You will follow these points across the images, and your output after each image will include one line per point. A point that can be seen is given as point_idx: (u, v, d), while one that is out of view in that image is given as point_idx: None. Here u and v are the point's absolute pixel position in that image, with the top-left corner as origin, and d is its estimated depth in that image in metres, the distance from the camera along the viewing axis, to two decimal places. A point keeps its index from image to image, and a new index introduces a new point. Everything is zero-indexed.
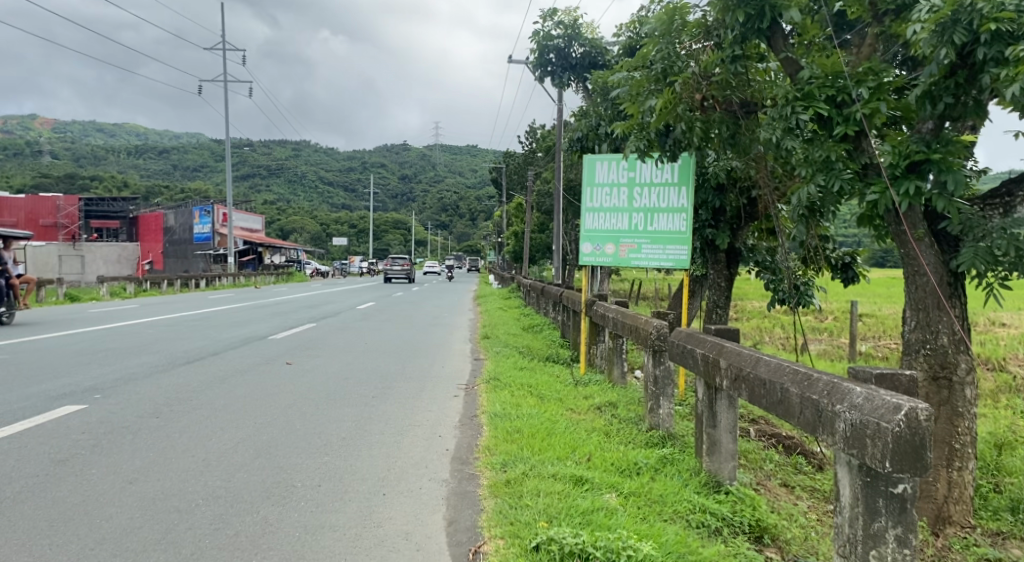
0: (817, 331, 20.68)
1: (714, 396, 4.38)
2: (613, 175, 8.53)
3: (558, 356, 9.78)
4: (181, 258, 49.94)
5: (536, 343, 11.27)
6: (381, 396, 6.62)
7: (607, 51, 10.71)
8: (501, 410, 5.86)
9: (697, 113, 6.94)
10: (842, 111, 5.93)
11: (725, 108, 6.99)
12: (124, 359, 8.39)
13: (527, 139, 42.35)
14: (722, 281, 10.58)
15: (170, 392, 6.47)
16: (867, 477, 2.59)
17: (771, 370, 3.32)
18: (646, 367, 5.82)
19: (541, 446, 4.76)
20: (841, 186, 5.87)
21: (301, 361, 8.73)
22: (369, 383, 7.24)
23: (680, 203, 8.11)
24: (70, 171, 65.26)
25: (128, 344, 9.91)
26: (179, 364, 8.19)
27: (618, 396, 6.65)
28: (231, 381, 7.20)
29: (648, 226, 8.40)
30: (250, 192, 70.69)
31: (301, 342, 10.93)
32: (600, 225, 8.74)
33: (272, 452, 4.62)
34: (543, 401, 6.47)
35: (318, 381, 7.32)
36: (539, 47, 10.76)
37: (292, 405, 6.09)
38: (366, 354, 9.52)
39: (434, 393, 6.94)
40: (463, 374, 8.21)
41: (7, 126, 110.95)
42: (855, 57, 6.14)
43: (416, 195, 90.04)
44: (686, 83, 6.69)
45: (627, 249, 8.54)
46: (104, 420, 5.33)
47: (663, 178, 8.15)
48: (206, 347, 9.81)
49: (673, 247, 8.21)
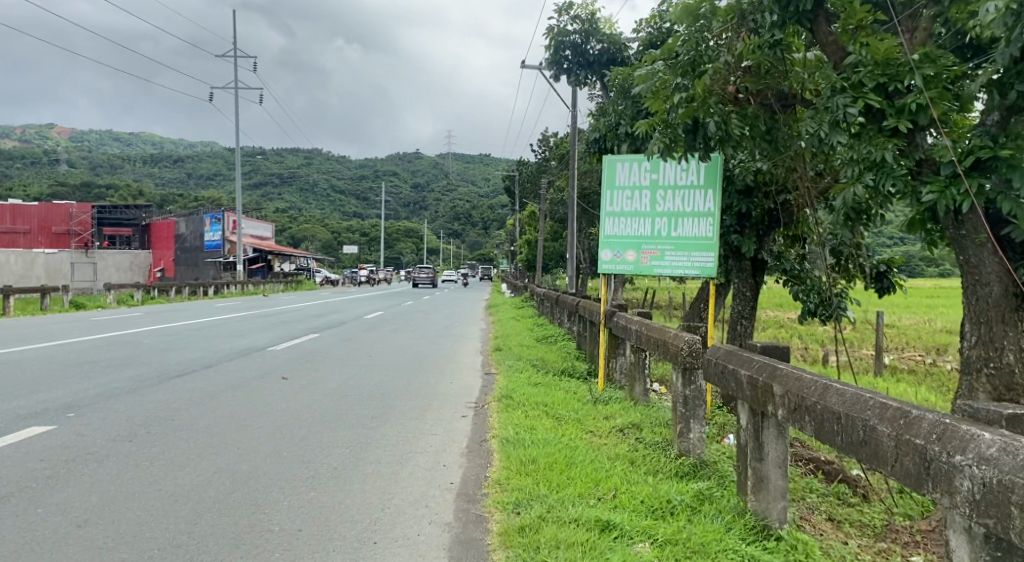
0: (839, 343, 20.00)
1: (761, 424, 3.75)
2: (634, 177, 7.94)
3: (574, 371, 9.15)
4: (192, 266, 49.79)
5: (550, 355, 10.66)
6: (381, 417, 6.05)
7: (626, 47, 10.15)
8: (512, 435, 5.25)
9: (730, 106, 6.33)
10: (894, 102, 5.34)
11: (759, 101, 6.41)
12: (110, 373, 7.88)
13: (540, 147, 41.96)
14: (747, 291, 9.80)
15: (152, 411, 5.93)
16: (998, 553, 2.01)
17: (846, 403, 2.72)
18: (674, 388, 5.21)
19: (559, 482, 4.16)
20: (894, 185, 5.26)
21: (298, 376, 8.19)
22: (370, 401, 6.69)
23: (706, 207, 7.49)
24: (85, 179, 65.48)
25: (120, 355, 9.39)
26: (168, 378, 7.67)
27: (642, 417, 6.03)
28: (220, 398, 6.66)
29: (672, 232, 7.79)
30: (263, 199, 70.65)
31: (302, 354, 10.39)
32: (621, 231, 8.15)
33: (249, 488, 4.06)
34: (560, 423, 5.85)
35: (314, 399, 6.77)
36: (554, 44, 10.08)
37: (282, 427, 5.54)
38: (369, 368, 8.98)
39: (439, 412, 6.36)
40: (471, 390, 7.64)
41: (23, 135, 112.45)
42: (909, 41, 5.54)
43: (427, 204, 89.81)
44: (718, 73, 6.08)
45: (649, 256, 7.96)
46: (70, 444, 4.80)
47: (688, 180, 7.55)
48: (202, 360, 9.31)
49: (699, 255, 7.58)
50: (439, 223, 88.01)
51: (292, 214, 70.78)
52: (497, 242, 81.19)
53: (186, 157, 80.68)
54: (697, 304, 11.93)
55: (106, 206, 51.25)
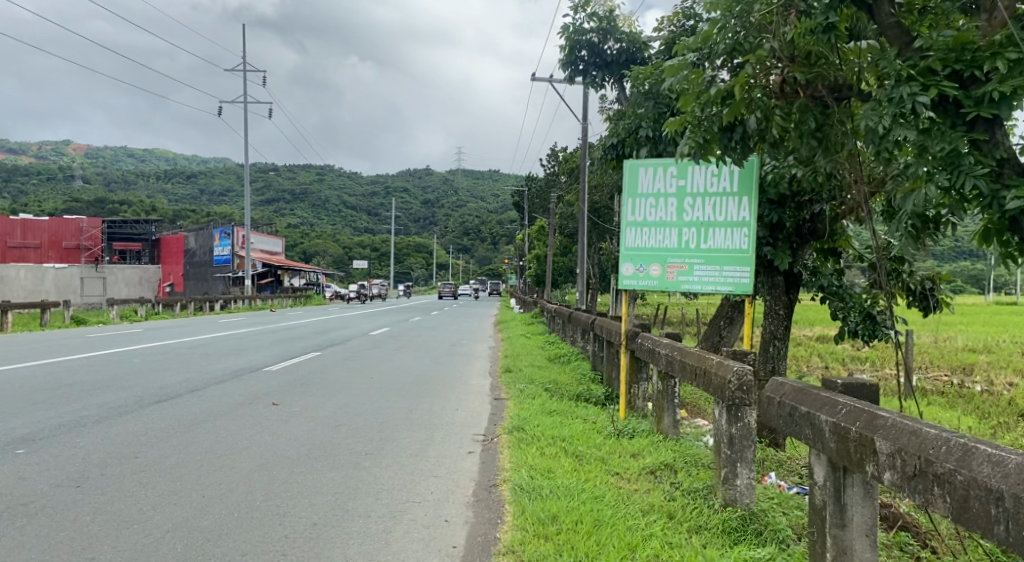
0: (861, 363, 19.21)
1: (841, 481, 3.01)
2: (659, 184, 7.19)
3: (591, 396, 8.36)
4: (200, 281, 49.34)
5: (564, 377, 9.85)
6: (375, 454, 5.28)
7: (646, 46, 9.51)
8: (526, 481, 4.49)
9: (775, 100, 5.51)
10: (972, 92, 4.58)
11: (809, 93, 5.51)
12: (82, 398, 7.13)
13: (550, 161, 41.54)
14: (780, 310, 9.01)
15: (116, 445, 5.20)
16: None
17: (1012, 479, 2.07)
18: (718, 425, 4.47)
19: (586, 552, 3.39)
20: (974, 188, 4.47)
21: (289, 403, 7.43)
22: (366, 435, 5.94)
23: (740, 216, 6.72)
24: (98, 195, 65.38)
25: (99, 377, 8.65)
26: (146, 404, 6.94)
27: (676, 456, 5.26)
28: (197, 429, 5.91)
29: (702, 244, 7.03)
30: (274, 214, 70.37)
31: (298, 376, 9.65)
32: (645, 242, 7.40)
33: (204, 554, 3.31)
34: (581, 464, 5.07)
35: (303, 431, 6.01)
36: (569, 44, 9.43)
37: (260, 469, 4.78)
38: (369, 393, 8.23)
39: (443, 448, 5.59)
40: (479, 419, 6.88)
41: (38, 150, 113.55)
42: (988, 23, 4.73)
43: (438, 219, 89.36)
44: (761, 62, 5.31)
45: (676, 270, 7.19)
46: (6, 491, 4.07)
47: (720, 187, 6.81)
48: (189, 383, 8.56)
49: (732, 269, 6.83)
50: (448, 238, 87.51)
51: (302, 229, 70.47)
52: (508, 257, 80.47)
53: (197, 173, 80.58)
54: (717, 321, 11.15)
55: (115, 221, 50.90)
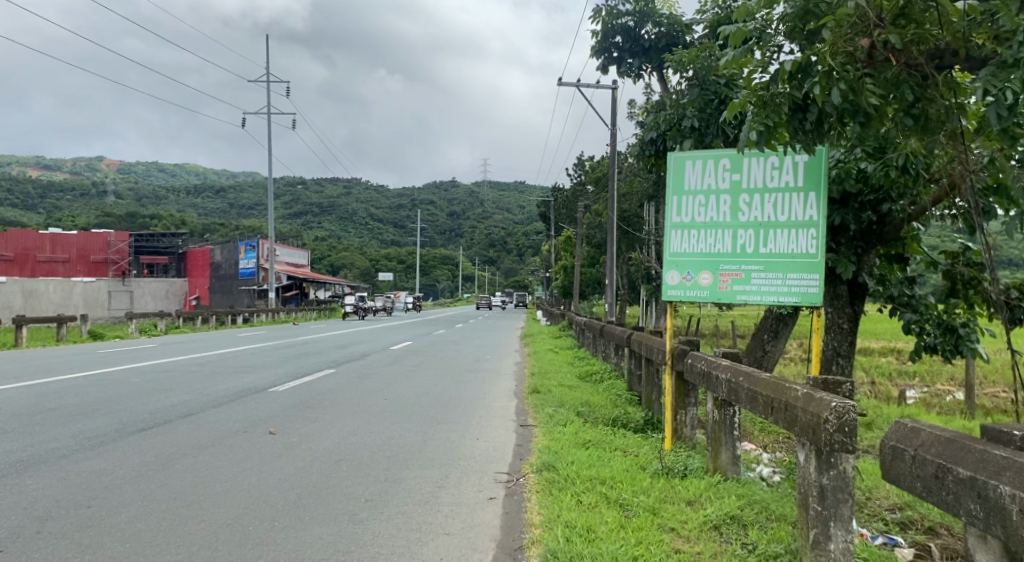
0: (909, 378, 17.92)
1: None
2: (708, 179, 6.25)
3: (629, 421, 7.40)
4: (226, 293, 49.10)
5: (597, 398, 8.87)
6: (377, 501, 4.40)
7: (686, 29, 8.62)
8: (562, 545, 3.57)
9: (863, 69, 4.50)
10: None
11: (902, 61, 4.49)
12: (57, 427, 6.32)
13: (576, 171, 40.78)
14: (843, 323, 8.08)
15: (71, 490, 4.37)
16: None
17: None
18: (807, 474, 3.52)
19: None
20: None
21: (289, 431, 6.59)
22: (370, 473, 5.07)
23: (807, 216, 5.81)
24: (129, 209, 65.84)
25: (88, 400, 7.89)
26: (126, 434, 6.14)
27: (744, 508, 4.28)
28: (176, 466, 5.09)
29: (761, 247, 6.05)
30: (301, 227, 70.40)
31: (304, 397, 8.82)
32: (692, 247, 6.41)
33: None
34: (629, 518, 4.12)
35: (296, 469, 5.15)
36: (603, 29, 8.53)
37: (232, 522, 3.92)
38: (382, 419, 7.37)
39: (457, 492, 4.68)
40: (501, 452, 5.96)
41: (72, 166, 115.50)
42: None
43: (463, 230, 88.62)
44: (844, 23, 4.33)
45: (730, 279, 6.20)
46: None
47: (781, 182, 5.90)
48: (184, 407, 7.77)
49: (796, 276, 5.90)
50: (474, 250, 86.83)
51: (330, 242, 70.26)
52: (534, 268, 79.56)
53: (227, 188, 81.17)
54: (760, 335, 10.14)
55: (143, 234, 51.02)
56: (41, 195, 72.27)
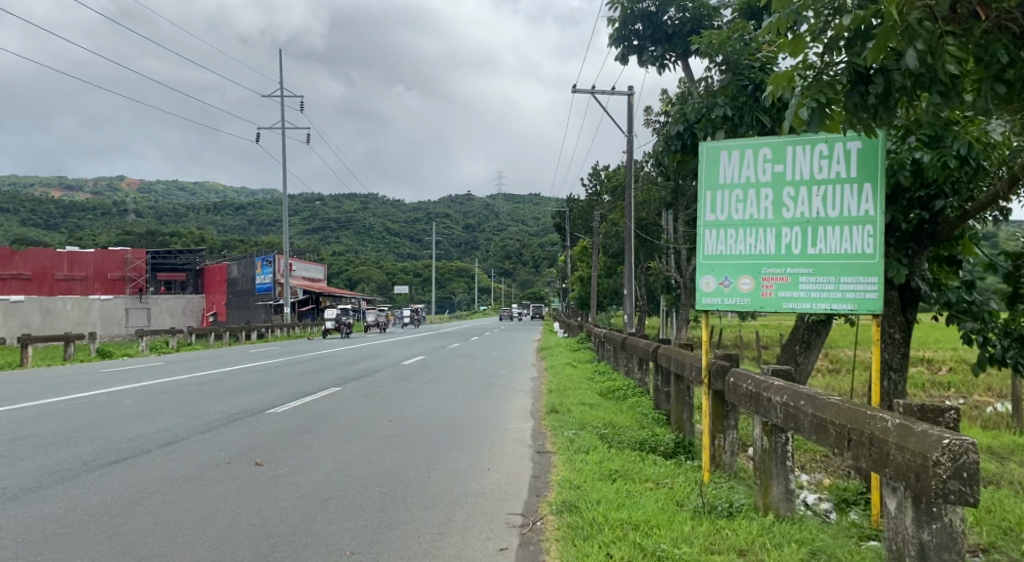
0: (945, 389, 17.00)
1: None
2: (747, 171, 5.48)
3: (657, 444, 6.59)
4: (244, 310, 48.88)
5: (621, 419, 8.09)
6: (365, 554, 3.69)
7: (713, 13, 7.99)
8: None
9: (946, 27, 3.71)
10: None
11: (993, 16, 3.70)
12: (19, 460, 5.64)
13: (592, 181, 40.14)
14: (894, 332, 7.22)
15: (4, 544, 3.69)
16: None
17: None
18: (910, 530, 2.74)
19: None
20: None
21: (278, 461, 5.90)
22: (361, 516, 4.34)
23: (863, 211, 5.06)
24: (149, 227, 65.95)
25: (65, 427, 7.21)
26: (94, 467, 5.46)
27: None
28: (138, 509, 4.40)
29: (809, 246, 5.26)
30: (318, 242, 70.31)
31: (302, 421, 8.12)
32: (728, 248, 5.59)
33: None
34: None
35: (277, 511, 4.45)
36: (622, 16, 7.81)
37: None
38: (383, 446, 6.65)
39: (464, 541, 3.95)
40: (512, 487, 5.19)
41: (94, 185, 117.01)
42: None
43: (480, 243, 88.06)
44: None
45: (774, 284, 5.41)
46: None
47: (831, 172, 5.15)
48: (168, 434, 7.07)
49: (850, 280, 5.14)
50: (490, 262, 86.28)
51: (348, 256, 69.92)
52: (552, 279, 78.83)
53: (245, 204, 81.35)
54: (793, 345, 9.29)
55: (160, 251, 50.91)
56: (63, 214, 72.61)
